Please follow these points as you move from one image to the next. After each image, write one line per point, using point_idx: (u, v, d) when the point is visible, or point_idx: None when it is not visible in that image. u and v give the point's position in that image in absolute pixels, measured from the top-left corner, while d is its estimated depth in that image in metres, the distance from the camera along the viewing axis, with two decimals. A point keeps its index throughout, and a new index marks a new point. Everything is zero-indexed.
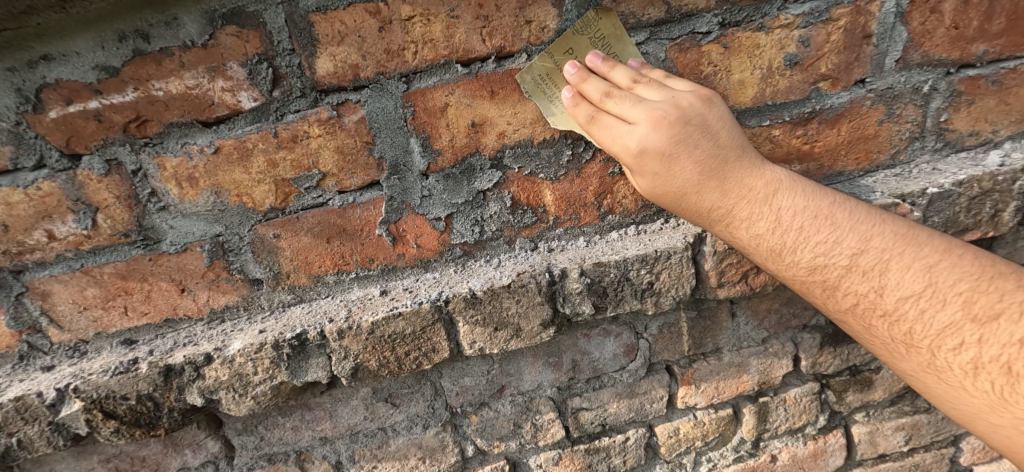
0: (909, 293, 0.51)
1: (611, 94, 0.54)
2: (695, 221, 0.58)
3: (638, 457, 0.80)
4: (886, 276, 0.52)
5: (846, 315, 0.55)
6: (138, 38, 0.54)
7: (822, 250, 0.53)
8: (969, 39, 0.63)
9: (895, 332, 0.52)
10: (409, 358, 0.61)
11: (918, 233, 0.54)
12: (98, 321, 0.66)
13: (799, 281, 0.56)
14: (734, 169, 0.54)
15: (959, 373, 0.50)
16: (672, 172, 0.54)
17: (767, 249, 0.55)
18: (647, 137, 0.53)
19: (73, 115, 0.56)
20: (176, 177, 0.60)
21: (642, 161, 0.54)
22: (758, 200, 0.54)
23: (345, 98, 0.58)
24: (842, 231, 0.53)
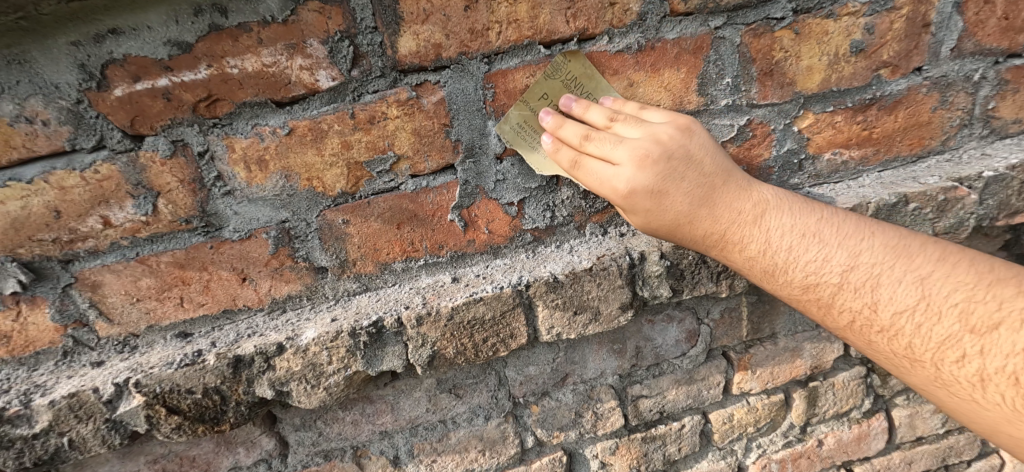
0: (903, 307, 0.51)
1: (589, 137, 0.56)
2: (693, 246, 0.59)
3: (693, 444, 0.79)
4: (877, 291, 0.52)
5: (846, 331, 0.55)
6: (214, 12, 0.51)
7: (813, 268, 0.54)
8: (1017, 29, 0.65)
9: (895, 347, 0.52)
10: (487, 344, 0.60)
11: (910, 243, 0.54)
12: (151, 313, 0.64)
13: (796, 299, 0.57)
14: (724, 195, 0.56)
15: (968, 386, 0.49)
16: (662, 208, 0.55)
17: (762, 270, 0.56)
18: (632, 177, 0.54)
19: (139, 93, 0.54)
20: (245, 160, 0.58)
21: (633, 201, 0.56)
22: (749, 221, 0.55)
23: (425, 78, 0.57)
24: (832, 247, 0.54)
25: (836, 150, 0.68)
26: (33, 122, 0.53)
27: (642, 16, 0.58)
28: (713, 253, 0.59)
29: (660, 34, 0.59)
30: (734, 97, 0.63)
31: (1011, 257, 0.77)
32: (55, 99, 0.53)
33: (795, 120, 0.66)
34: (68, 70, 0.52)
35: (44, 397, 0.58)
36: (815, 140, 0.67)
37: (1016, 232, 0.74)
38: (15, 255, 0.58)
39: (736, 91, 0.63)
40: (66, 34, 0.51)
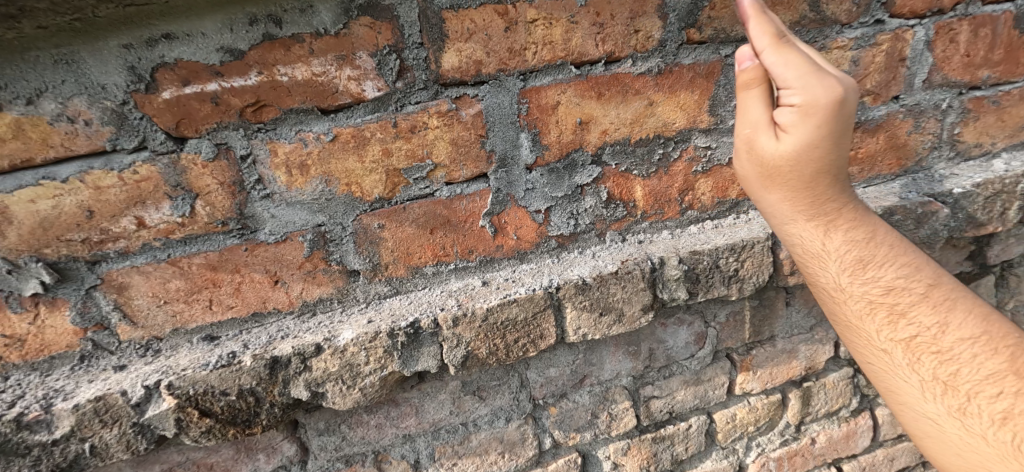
0: (968, 335, 0.57)
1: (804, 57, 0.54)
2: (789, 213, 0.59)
3: (699, 444, 0.84)
4: (951, 313, 0.58)
5: (899, 345, 0.59)
6: (269, 23, 0.54)
7: (903, 273, 0.59)
8: (977, 65, 0.74)
9: (937, 371, 0.57)
10: (518, 344, 0.63)
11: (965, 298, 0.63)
12: (178, 316, 0.63)
13: (868, 303, 0.60)
14: (850, 195, 0.59)
15: (986, 421, 0.54)
16: (832, 144, 0.53)
17: (854, 259, 0.59)
18: (841, 93, 0.51)
19: (188, 96, 0.55)
20: (286, 164, 0.59)
21: (828, 113, 0.51)
22: (858, 226, 0.59)
23: (464, 92, 0.60)
24: (921, 268, 0.60)
25: None
26: (75, 121, 0.54)
27: (663, 43, 0.64)
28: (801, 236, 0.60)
29: (677, 59, 0.65)
30: None
31: (974, 266, 0.86)
32: (100, 100, 0.54)
33: None
34: (116, 71, 0.53)
35: (67, 401, 0.56)
36: None
37: (978, 244, 0.84)
38: (41, 255, 0.57)
39: None
40: (117, 37, 0.52)
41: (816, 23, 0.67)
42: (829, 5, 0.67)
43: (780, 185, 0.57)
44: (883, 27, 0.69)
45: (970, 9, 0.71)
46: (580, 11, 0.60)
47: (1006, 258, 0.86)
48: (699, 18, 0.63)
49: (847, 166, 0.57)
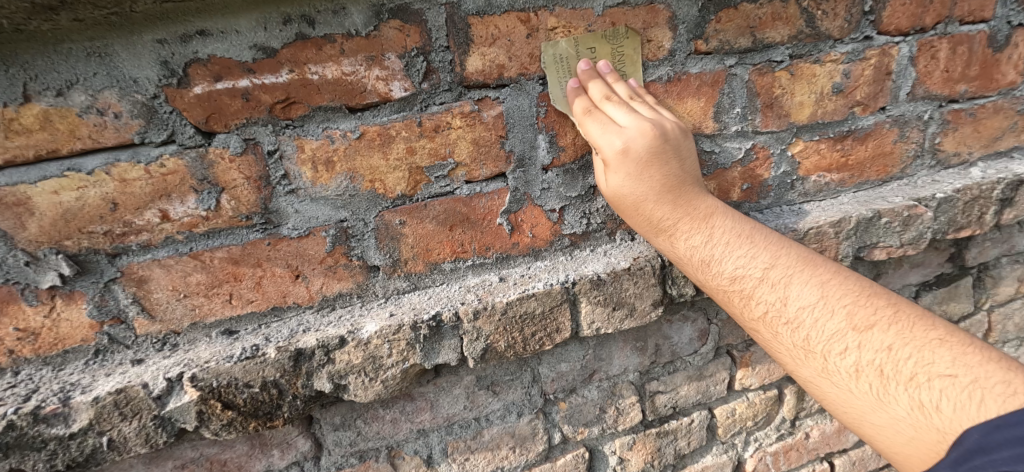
0: (806, 303, 0.59)
1: (610, 97, 0.62)
2: (645, 233, 0.64)
3: (700, 438, 0.87)
4: (789, 287, 0.60)
5: (758, 323, 0.62)
6: (302, 23, 0.56)
7: (742, 262, 0.61)
8: (955, 80, 0.80)
9: (795, 339, 0.60)
10: (535, 337, 0.65)
11: (816, 257, 0.62)
12: (197, 309, 0.63)
13: (722, 290, 0.63)
14: (691, 190, 0.62)
15: (845, 376, 0.57)
16: (638, 179, 0.60)
17: (699, 259, 0.62)
18: (633, 139, 0.58)
19: (219, 92, 0.56)
20: (313, 160, 0.61)
21: (623, 162, 0.59)
22: (698, 218, 0.62)
23: (486, 94, 0.63)
24: (758, 248, 0.62)
25: (821, 173, 0.80)
26: (104, 114, 0.54)
27: (672, 52, 0.68)
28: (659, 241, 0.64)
29: (686, 68, 0.69)
30: (743, 124, 0.74)
31: (954, 267, 0.92)
32: (130, 93, 0.54)
33: (788, 146, 0.77)
34: (149, 66, 0.54)
35: (85, 395, 0.56)
36: (804, 165, 0.79)
37: (957, 247, 0.90)
38: (61, 247, 0.57)
39: (744, 120, 0.73)
40: (152, 32, 0.53)
41: (812, 37, 0.72)
42: (823, 21, 0.72)
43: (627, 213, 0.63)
44: (872, 43, 0.75)
45: (948, 28, 0.77)
46: (597, 20, 0.63)
47: (983, 260, 0.92)
48: (706, 30, 0.68)
49: (680, 163, 0.61)
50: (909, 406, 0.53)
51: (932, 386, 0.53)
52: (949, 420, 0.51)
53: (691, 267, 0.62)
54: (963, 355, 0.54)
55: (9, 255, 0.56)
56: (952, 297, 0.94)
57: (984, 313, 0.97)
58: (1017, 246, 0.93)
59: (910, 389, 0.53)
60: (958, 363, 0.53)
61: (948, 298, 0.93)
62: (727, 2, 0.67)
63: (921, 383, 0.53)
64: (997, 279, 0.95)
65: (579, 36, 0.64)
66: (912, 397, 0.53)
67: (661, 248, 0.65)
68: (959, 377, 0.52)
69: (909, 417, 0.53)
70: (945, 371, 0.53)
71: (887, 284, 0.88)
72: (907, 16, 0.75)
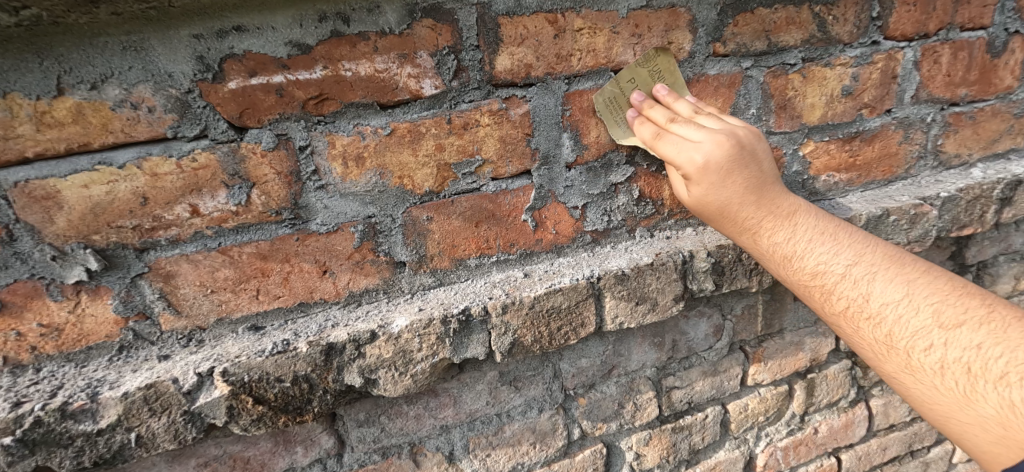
0: (890, 300, 0.61)
1: (676, 119, 0.63)
2: (727, 231, 0.66)
3: (713, 433, 0.89)
4: (873, 283, 0.61)
5: (839, 317, 0.64)
6: (338, 20, 0.57)
7: (824, 259, 0.64)
8: (955, 85, 0.85)
9: (877, 334, 0.61)
10: (560, 332, 0.66)
11: (904, 256, 0.64)
12: (223, 305, 0.63)
13: (803, 285, 0.65)
14: (772, 193, 0.64)
15: (931, 371, 0.58)
16: (722, 185, 0.61)
17: (781, 255, 0.64)
18: (711, 151, 0.59)
19: (253, 87, 0.56)
20: (343, 156, 0.61)
21: (704, 174, 0.60)
22: (782, 216, 0.64)
23: (513, 93, 0.64)
24: (842, 246, 0.64)
25: (830, 173, 0.83)
26: (138, 108, 0.54)
27: (692, 54, 0.69)
28: (744, 240, 0.66)
29: (704, 69, 0.71)
30: (758, 124, 0.76)
31: (955, 265, 0.97)
32: (165, 88, 0.54)
33: (800, 147, 0.80)
34: (185, 60, 0.54)
35: (113, 390, 0.55)
36: (815, 165, 0.82)
37: (958, 245, 0.94)
38: (89, 242, 0.57)
39: (759, 120, 0.76)
40: (189, 28, 0.53)
41: (823, 42, 0.76)
42: (834, 26, 0.75)
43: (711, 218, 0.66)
44: (878, 47, 0.79)
45: (949, 34, 0.82)
46: (622, 22, 0.65)
47: (981, 258, 0.97)
48: (724, 33, 0.70)
49: (759, 168, 0.62)
50: (997, 404, 0.53)
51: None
52: None
53: (771, 264, 0.65)
54: None
55: (36, 250, 0.55)
56: None
57: None
58: (1012, 245, 0.99)
59: (999, 387, 0.53)
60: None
61: None
62: (744, 7, 0.70)
63: (1011, 382, 0.52)
64: (995, 277, 1.00)
65: (620, 74, 0.67)
66: (1001, 395, 0.52)
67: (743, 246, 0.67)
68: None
69: (996, 415, 0.53)
70: None
71: None
72: (912, 22, 0.79)
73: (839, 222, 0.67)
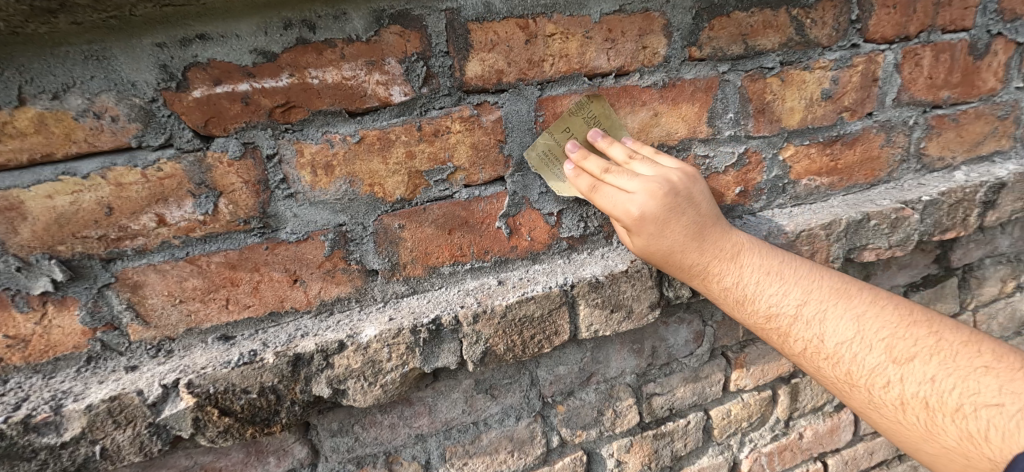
0: (843, 339, 0.62)
1: (610, 169, 0.63)
2: (677, 276, 0.67)
3: (696, 440, 0.88)
4: (823, 323, 0.63)
5: (799, 357, 0.65)
6: (303, 28, 0.56)
7: (774, 301, 0.65)
8: (938, 87, 0.84)
9: (837, 372, 0.63)
10: (534, 340, 0.65)
11: (850, 288, 0.66)
12: (192, 315, 0.63)
13: (761, 328, 0.67)
14: (716, 233, 0.65)
15: (892, 406, 0.60)
16: (662, 235, 0.63)
17: (733, 300, 0.66)
18: (646, 203, 0.61)
19: (218, 96, 0.56)
20: (312, 164, 0.60)
21: (641, 226, 0.62)
22: (727, 258, 0.65)
23: (485, 99, 0.63)
24: (790, 284, 0.65)
25: (811, 177, 0.82)
26: (101, 117, 0.54)
27: (667, 59, 0.69)
28: (696, 283, 0.67)
29: (680, 74, 0.70)
30: (736, 129, 0.75)
31: (940, 268, 0.96)
32: (128, 97, 0.54)
33: (780, 151, 0.79)
34: (148, 69, 0.54)
35: (77, 402, 0.55)
36: (796, 169, 0.81)
37: (943, 248, 0.94)
38: (54, 252, 0.56)
39: (737, 125, 0.75)
40: (151, 36, 0.53)
41: (802, 45, 0.75)
42: (812, 30, 0.74)
43: (663, 267, 0.67)
44: (859, 50, 0.78)
45: (931, 36, 0.82)
46: (595, 27, 0.64)
47: (967, 261, 0.97)
48: (700, 38, 0.69)
49: (699, 214, 0.64)
50: (958, 436, 0.55)
51: (979, 416, 0.54)
52: (998, 450, 0.52)
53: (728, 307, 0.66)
54: (1011, 384, 0.55)
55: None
56: (939, 297, 0.98)
57: (970, 313, 1.02)
58: (998, 247, 0.98)
59: (957, 420, 0.55)
60: (1005, 391, 0.54)
61: (935, 298, 0.97)
62: (720, 10, 0.69)
63: (967, 414, 0.55)
64: (981, 280, 1.00)
65: (551, 126, 0.67)
66: (959, 428, 0.55)
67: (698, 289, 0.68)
68: (1006, 405, 0.53)
69: (958, 446, 0.55)
70: (992, 400, 0.54)
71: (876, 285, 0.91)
72: (892, 25, 0.78)
73: (786, 257, 0.68)
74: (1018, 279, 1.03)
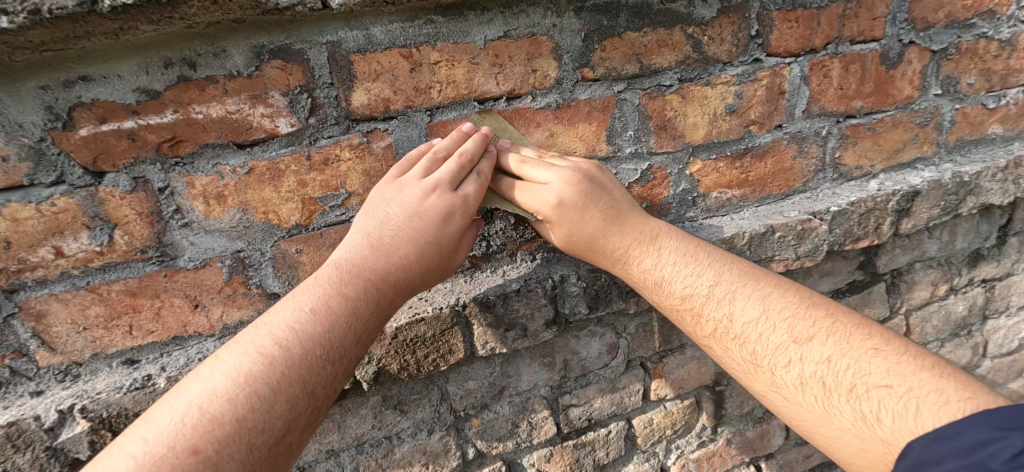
0: (751, 318, 0.64)
1: (526, 161, 0.65)
2: (599, 263, 0.69)
3: (618, 448, 0.90)
4: (734, 303, 0.65)
5: (709, 339, 0.67)
6: (184, 66, 0.58)
7: (690, 282, 0.67)
8: (850, 97, 0.85)
9: (743, 353, 0.65)
10: (428, 359, 0.67)
11: (757, 271, 0.69)
12: (97, 341, 0.65)
13: (675, 309, 0.68)
14: (629, 219, 0.68)
15: (793, 388, 0.61)
16: (579, 221, 0.65)
17: (652, 282, 0.67)
18: (561, 192, 0.63)
19: (105, 133, 0.58)
20: (204, 195, 0.63)
21: (559, 213, 0.64)
22: (645, 241, 0.67)
23: (374, 126, 0.65)
24: (704, 266, 0.67)
25: (721, 190, 0.84)
26: None
27: (559, 81, 0.70)
28: (616, 269, 0.69)
29: (574, 95, 0.71)
30: (637, 146, 0.76)
31: (866, 274, 0.97)
32: (17, 137, 0.55)
33: (686, 166, 0.80)
34: (34, 111, 0.56)
35: None
36: (704, 182, 0.82)
37: (867, 255, 0.95)
38: None
39: (638, 142, 0.76)
40: (35, 79, 0.55)
41: (701, 62, 0.76)
42: (710, 46, 0.75)
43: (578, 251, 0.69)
44: (762, 64, 0.79)
45: (839, 48, 0.82)
46: (480, 53, 0.66)
47: (893, 266, 0.97)
48: (592, 59, 0.70)
49: (611, 199, 0.66)
50: (852, 417, 0.57)
51: (871, 397, 0.57)
52: (890, 430, 0.55)
53: (646, 291, 0.68)
54: (898, 365, 0.58)
55: None
56: (867, 303, 0.99)
57: (902, 317, 1.02)
58: (926, 252, 0.99)
59: (852, 400, 0.57)
60: (893, 372, 0.57)
61: (861, 304, 0.98)
62: (611, 32, 0.70)
63: (860, 394, 0.57)
64: (911, 284, 1.00)
65: None
66: (854, 408, 0.57)
67: (616, 275, 0.70)
68: (894, 386, 0.56)
69: (853, 428, 0.57)
70: (883, 381, 0.57)
71: None
72: (796, 38, 0.79)
73: (699, 242, 0.71)
74: (949, 282, 1.03)
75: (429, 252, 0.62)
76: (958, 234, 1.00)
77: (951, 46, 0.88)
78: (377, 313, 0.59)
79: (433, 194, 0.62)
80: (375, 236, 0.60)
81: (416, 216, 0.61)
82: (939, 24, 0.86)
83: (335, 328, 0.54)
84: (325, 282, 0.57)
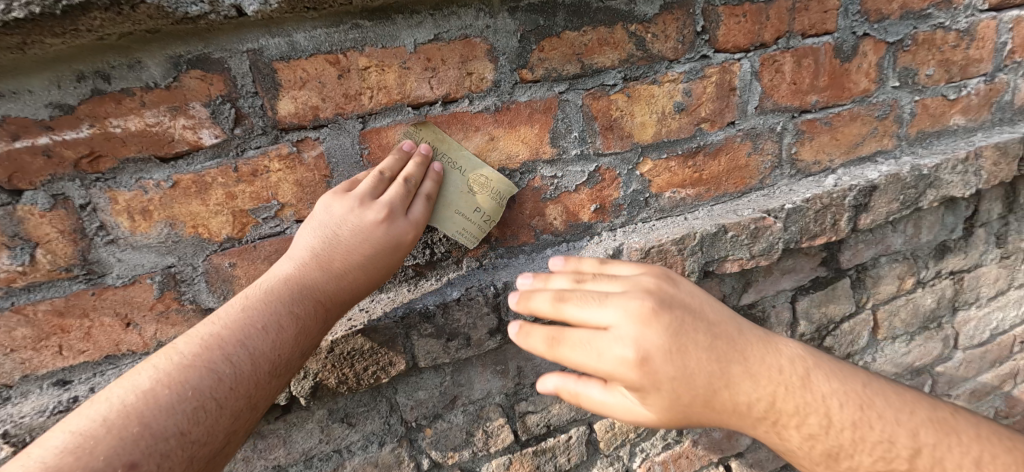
0: (840, 421, 0.53)
1: (572, 296, 0.58)
2: (694, 415, 0.53)
3: (580, 453, 0.88)
4: (827, 403, 0.53)
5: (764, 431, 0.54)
6: (98, 78, 0.56)
7: (776, 380, 0.54)
8: (804, 92, 0.83)
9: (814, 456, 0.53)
10: (368, 372, 0.66)
11: (818, 357, 0.58)
12: (26, 363, 0.63)
13: (755, 418, 0.53)
14: (705, 321, 0.56)
15: None
16: (673, 362, 0.52)
17: (735, 402, 0.52)
18: (643, 332, 0.53)
19: (19, 151, 0.55)
20: (128, 211, 0.61)
21: (649, 365, 0.52)
22: (740, 355, 0.54)
23: (305, 135, 0.64)
24: (765, 358, 0.55)
25: (674, 189, 0.82)
26: None
27: (497, 83, 0.69)
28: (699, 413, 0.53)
29: (513, 97, 0.70)
30: (582, 148, 0.75)
31: (829, 270, 0.96)
32: None
33: (636, 166, 0.79)
34: None
35: None
36: (656, 182, 0.81)
37: (829, 250, 0.93)
38: None
39: (584, 143, 0.75)
40: None
41: (645, 60, 0.74)
42: (654, 44, 0.74)
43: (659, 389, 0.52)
44: (710, 61, 0.77)
45: (790, 42, 0.80)
46: (411, 57, 0.64)
47: (857, 261, 0.96)
48: (531, 60, 0.69)
49: (689, 314, 0.56)
50: None
51: None
52: None
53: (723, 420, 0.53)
54: (953, 440, 0.53)
55: None
56: (832, 299, 0.97)
57: (869, 312, 1.01)
58: (891, 246, 0.97)
59: None
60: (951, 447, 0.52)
61: (826, 300, 0.96)
62: (548, 31, 0.68)
63: None
64: (876, 279, 0.99)
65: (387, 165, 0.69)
66: None
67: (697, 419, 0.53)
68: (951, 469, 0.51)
69: None
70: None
71: (758, 291, 0.91)
72: (744, 34, 0.77)
73: (736, 318, 0.60)
74: (916, 276, 1.02)
75: (374, 276, 0.63)
76: (923, 227, 0.99)
77: (907, 37, 0.86)
78: (323, 329, 0.60)
79: (386, 222, 0.62)
80: (315, 257, 0.60)
81: (368, 241, 0.61)
82: (894, 15, 0.84)
83: (286, 348, 0.55)
84: (274, 299, 0.56)
